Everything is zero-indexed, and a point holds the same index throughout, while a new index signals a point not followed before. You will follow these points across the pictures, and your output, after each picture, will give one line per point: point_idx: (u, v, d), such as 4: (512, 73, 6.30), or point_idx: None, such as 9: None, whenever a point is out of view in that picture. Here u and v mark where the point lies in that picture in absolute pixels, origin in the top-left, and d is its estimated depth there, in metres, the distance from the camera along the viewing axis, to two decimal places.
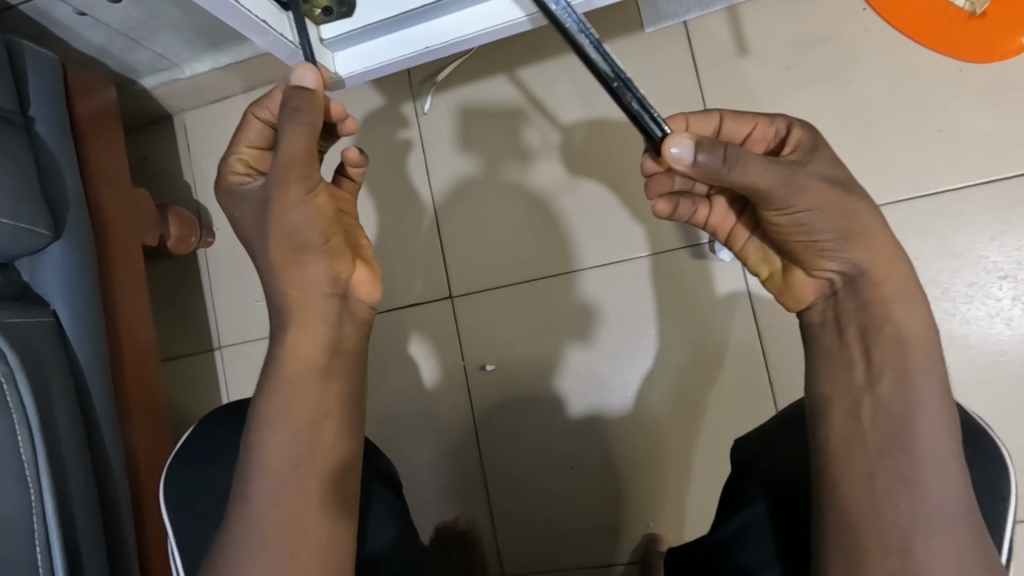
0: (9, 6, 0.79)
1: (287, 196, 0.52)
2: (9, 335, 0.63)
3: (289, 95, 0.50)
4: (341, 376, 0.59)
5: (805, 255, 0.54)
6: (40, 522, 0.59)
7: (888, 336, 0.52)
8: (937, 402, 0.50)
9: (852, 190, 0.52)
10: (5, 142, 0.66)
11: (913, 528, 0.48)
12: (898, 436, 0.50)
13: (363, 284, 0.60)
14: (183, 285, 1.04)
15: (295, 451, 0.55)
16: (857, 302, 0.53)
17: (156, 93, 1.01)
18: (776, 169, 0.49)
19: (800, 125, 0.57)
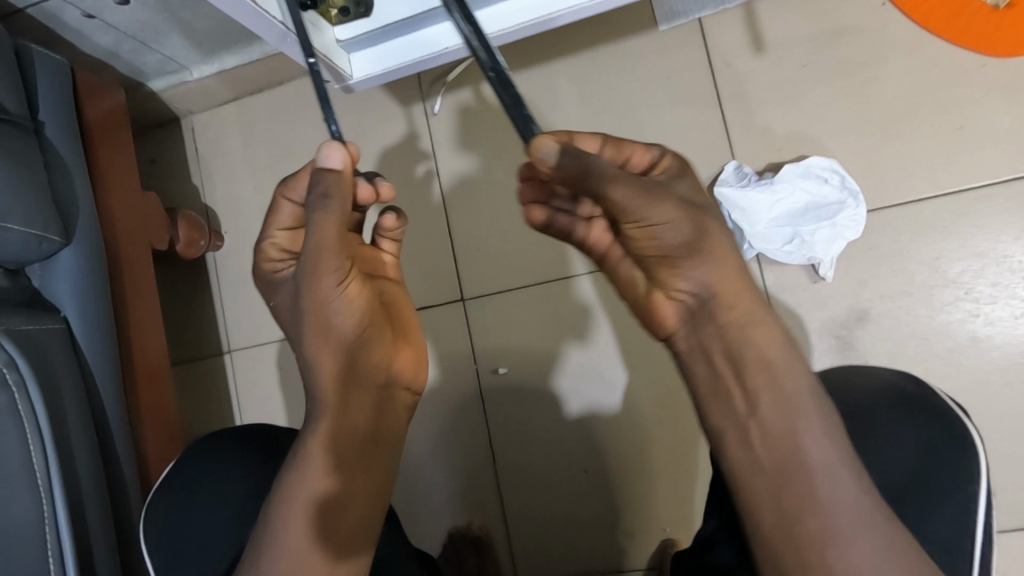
0: (17, 11, 0.78)
1: (320, 287, 0.53)
2: (21, 343, 0.62)
3: (315, 179, 0.50)
4: (376, 454, 0.60)
5: (662, 274, 0.52)
6: (52, 532, 0.58)
7: (761, 363, 0.52)
8: (815, 411, 0.52)
9: (709, 212, 0.51)
10: (16, 147, 0.65)
11: (833, 544, 0.49)
12: (788, 457, 0.51)
13: (405, 367, 0.61)
14: (193, 288, 1.03)
15: (319, 534, 0.57)
16: (718, 329, 0.53)
17: (164, 95, 1.01)
18: (630, 180, 0.46)
19: (672, 154, 0.53)
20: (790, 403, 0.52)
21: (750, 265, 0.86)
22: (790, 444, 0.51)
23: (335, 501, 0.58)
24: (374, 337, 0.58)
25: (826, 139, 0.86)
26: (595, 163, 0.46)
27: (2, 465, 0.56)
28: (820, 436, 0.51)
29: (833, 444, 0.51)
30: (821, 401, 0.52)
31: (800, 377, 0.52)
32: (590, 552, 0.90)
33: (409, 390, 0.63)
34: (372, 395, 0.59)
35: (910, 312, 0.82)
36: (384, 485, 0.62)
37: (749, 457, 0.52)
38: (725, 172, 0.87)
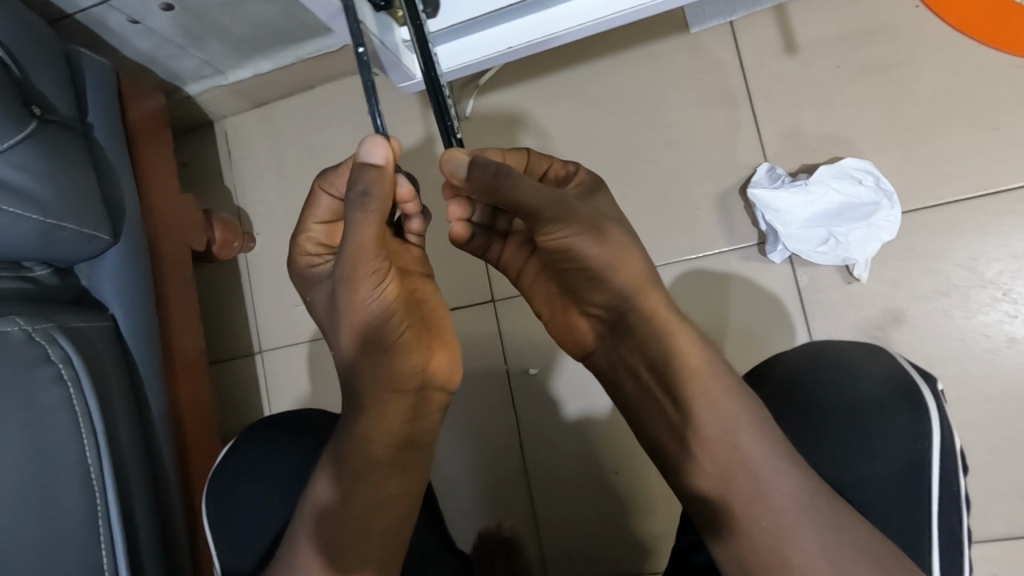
0: (65, 16, 0.80)
1: (358, 289, 0.53)
2: (75, 341, 0.63)
3: (356, 175, 0.48)
4: (407, 459, 0.61)
5: (582, 289, 0.57)
6: (104, 525, 0.58)
7: (686, 376, 0.57)
8: (743, 415, 0.57)
9: (620, 226, 0.56)
10: (70, 148, 0.66)
11: (782, 533, 0.54)
12: (728, 461, 0.56)
13: (442, 369, 0.60)
14: (226, 290, 1.05)
15: (351, 528, 0.59)
16: (636, 339, 0.58)
17: (199, 99, 1.02)
18: (547, 192, 0.50)
19: (586, 169, 0.60)
20: (724, 417, 0.57)
21: (783, 266, 0.86)
22: (728, 450, 0.56)
23: (338, 514, 0.59)
24: (413, 338, 0.57)
25: (860, 140, 0.86)
26: (513, 172, 0.47)
27: (57, 460, 0.57)
28: (758, 440, 0.56)
29: (772, 447, 0.56)
30: (750, 408, 0.57)
31: (729, 386, 0.58)
32: (616, 544, 0.90)
33: (445, 392, 0.61)
34: (404, 399, 0.58)
35: (946, 314, 0.82)
36: (417, 487, 0.63)
37: (698, 468, 0.58)
38: (757, 173, 0.87)
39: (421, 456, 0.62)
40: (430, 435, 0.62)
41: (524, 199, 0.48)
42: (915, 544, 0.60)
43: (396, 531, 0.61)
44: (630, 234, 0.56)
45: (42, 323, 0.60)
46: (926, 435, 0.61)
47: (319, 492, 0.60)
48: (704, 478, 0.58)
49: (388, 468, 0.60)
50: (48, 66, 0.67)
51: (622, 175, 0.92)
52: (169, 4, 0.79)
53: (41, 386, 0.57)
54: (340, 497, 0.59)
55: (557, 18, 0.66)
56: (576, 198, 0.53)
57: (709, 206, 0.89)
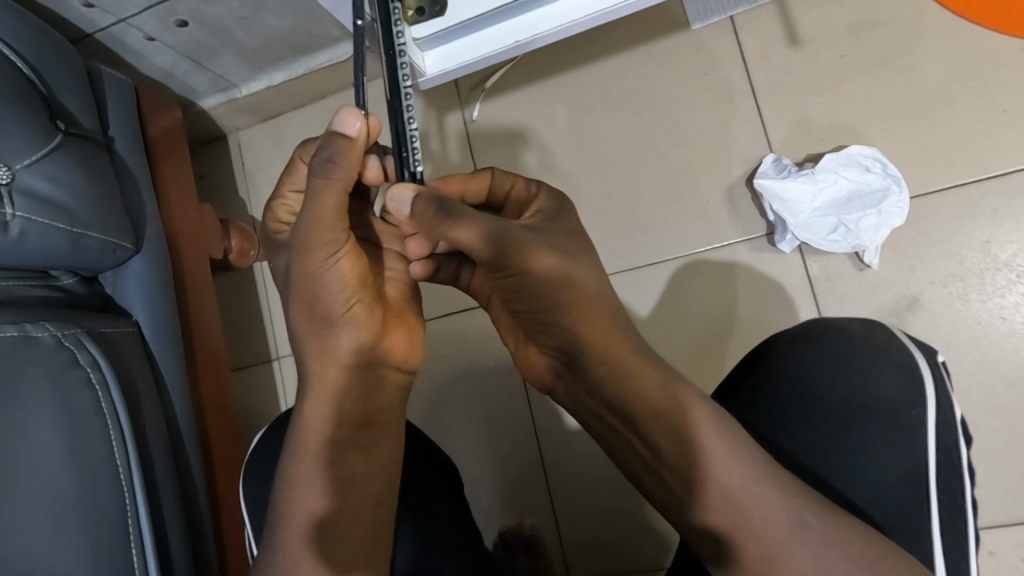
0: (84, 36, 0.82)
1: (313, 257, 0.50)
2: (104, 347, 0.65)
3: (325, 140, 0.47)
4: (369, 443, 0.58)
5: (531, 328, 0.55)
6: (135, 523, 0.60)
7: (641, 403, 0.54)
8: (713, 431, 0.53)
9: (577, 261, 0.53)
10: (94, 159, 0.68)
11: (774, 552, 0.51)
12: (700, 473, 0.52)
13: (399, 348, 0.57)
14: (242, 298, 1.07)
15: (316, 514, 0.55)
16: (592, 378, 0.55)
17: (213, 113, 1.04)
18: (490, 228, 0.49)
19: (547, 193, 0.58)
20: (694, 432, 0.53)
21: (794, 256, 0.86)
22: (704, 479, 0.52)
23: (333, 520, 0.55)
24: (365, 313, 0.54)
25: (867, 129, 0.86)
26: (455, 204, 0.49)
27: (87, 460, 0.58)
28: (732, 456, 0.52)
29: (759, 468, 0.52)
30: (721, 431, 0.53)
31: (706, 413, 0.54)
32: (632, 541, 0.90)
33: (402, 373, 0.58)
34: (357, 376, 0.55)
35: (961, 298, 0.81)
36: (384, 473, 0.59)
37: (673, 500, 0.54)
38: (764, 165, 0.87)
39: (385, 444, 0.59)
40: (393, 419, 0.59)
41: (467, 237, 0.49)
42: (916, 512, 0.59)
43: (369, 511, 0.57)
44: (586, 266, 0.54)
45: (71, 328, 0.62)
46: (917, 403, 0.61)
47: (310, 505, 0.55)
48: (675, 498, 0.54)
49: (350, 452, 0.57)
50: (73, 81, 0.70)
51: (630, 172, 0.93)
52: (185, 20, 0.81)
53: (72, 388, 0.59)
54: (337, 503, 0.56)
55: (535, 27, 0.67)
56: (524, 228, 0.52)
57: (717, 199, 0.90)
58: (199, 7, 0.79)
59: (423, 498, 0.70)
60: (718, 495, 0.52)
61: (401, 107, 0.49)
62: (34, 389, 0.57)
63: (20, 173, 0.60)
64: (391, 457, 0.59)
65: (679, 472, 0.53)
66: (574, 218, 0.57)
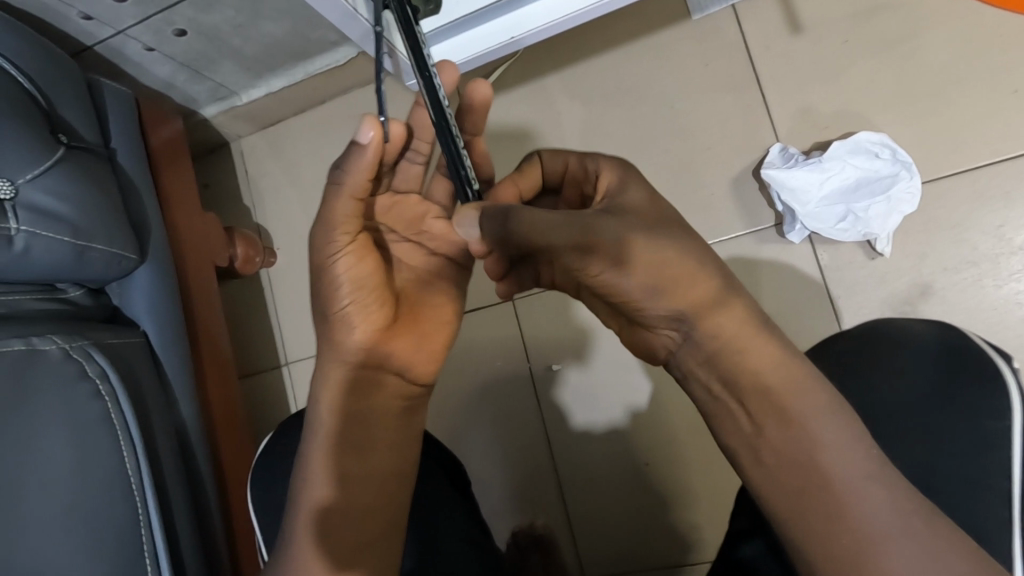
0: (84, 49, 0.83)
1: (323, 251, 0.53)
2: (112, 357, 0.65)
3: (348, 148, 0.49)
4: (364, 450, 0.56)
5: (636, 317, 0.47)
6: (147, 534, 0.60)
7: (748, 383, 0.45)
8: (818, 415, 0.44)
9: (665, 234, 0.45)
10: (97, 171, 0.68)
11: (868, 549, 0.42)
12: (803, 458, 0.44)
13: (403, 353, 0.56)
14: (249, 304, 1.07)
15: (312, 509, 0.54)
16: (705, 361, 0.47)
17: (215, 121, 1.05)
18: (562, 218, 0.44)
19: (608, 164, 0.51)
20: (799, 413, 0.45)
21: (803, 246, 0.85)
22: (807, 463, 0.44)
23: (334, 515, 0.54)
24: (365, 314, 0.54)
25: (874, 114, 0.85)
26: (522, 212, 0.45)
27: (100, 471, 0.58)
28: (839, 437, 0.44)
29: (864, 458, 0.44)
30: (834, 418, 0.44)
31: (819, 399, 0.45)
32: (654, 539, 0.89)
33: (405, 383, 0.58)
34: (353, 376, 0.56)
35: (976, 284, 0.79)
36: (382, 480, 0.56)
37: (768, 476, 0.46)
38: (770, 155, 0.86)
39: (385, 453, 0.57)
40: (392, 429, 0.58)
41: (538, 239, 0.44)
42: None
43: (363, 517, 0.55)
44: (681, 246, 0.45)
45: (78, 341, 0.62)
46: (1001, 413, 0.52)
47: (311, 493, 0.54)
48: (778, 486, 0.45)
49: (345, 456, 0.55)
50: (73, 94, 0.70)
51: (634, 166, 0.92)
52: (183, 29, 0.82)
53: (80, 400, 0.59)
54: (347, 497, 0.54)
55: (533, 21, 0.66)
56: (601, 213, 0.45)
57: (723, 190, 0.88)
58: (197, 16, 0.79)
59: (438, 497, 0.69)
60: (812, 477, 0.44)
61: (449, 127, 0.49)
62: (44, 402, 0.57)
63: (23, 188, 0.60)
64: (390, 469, 0.57)
65: (775, 446, 0.45)
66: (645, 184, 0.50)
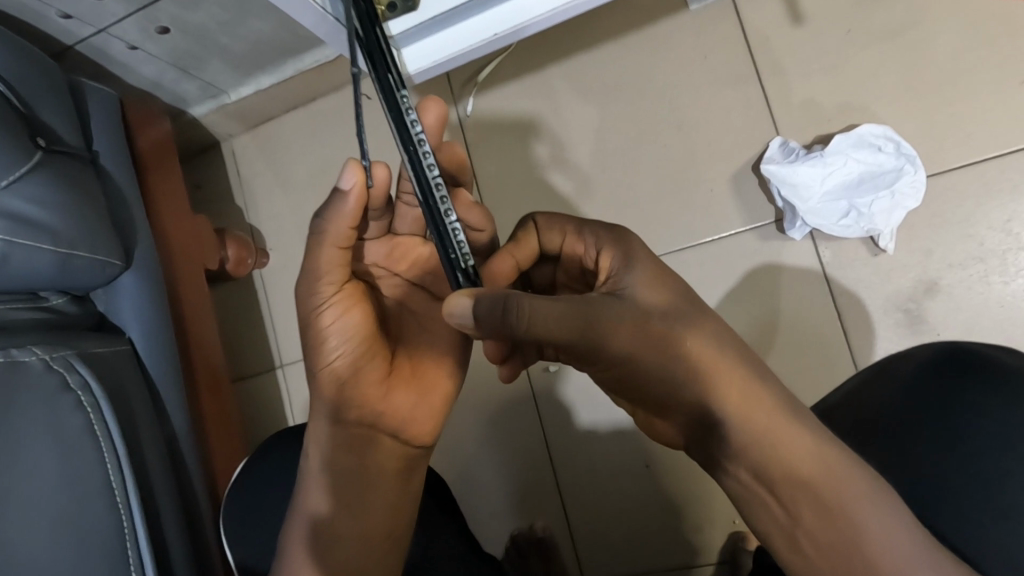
0: (66, 49, 0.81)
1: (311, 305, 0.51)
2: (96, 366, 0.64)
3: (331, 197, 0.48)
4: (360, 508, 0.54)
5: (648, 403, 0.48)
6: (134, 547, 0.59)
7: (778, 469, 0.42)
8: (856, 485, 0.41)
9: (674, 321, 0.46)
10: (78, 176, 0.67)
11: None
12: (849, 549, 0.40)
13: (401, 410, 0.55)
14: (243, 306, 1.05)
15: (303, 544, 0.54)
16: (724, 446, 0.44)
17: (204, 121, 1.03)
18: (568, 308, 0.45)
19: (608, 241, 0.51)
20: (844, 504, 0.41)
21: (804, 243, 0.83)
22: (848, 538, 0.40)
23: (324, 555, 0.53)
24: (358, 368, 0.52)
25: (877, 106, 0.82)
26: (524, 305, 0.44)
27: (84, 484, 0.57)
28: (883, 521, 0.40)
29: (920, 553, 0.39)
30: (877, 503, 0.41)
31: (863, 487, 0.41)
32: (657, 542, 0.87)
33: (404, 442, 0.56)
34: (347, 430, 0.54)
35: (983, 280, 0.78)
36: (372, 527, 0.55)
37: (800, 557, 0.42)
38: (770, 149, 0.83)
39: (378, 503, 0.55)
40: (390, 488, 0.55)
41: (544, 332, 0.44)
42: None
43: (353, 561, 0.54)
44: (693, 330, 0.46)
45: (61, 350, 0.61)
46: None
47: (313, 509, 0.54)
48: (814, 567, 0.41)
49: (335, 500, 0.54)
50: (53, 96, 0.68)
51: (632, 162, 0.90)
52: (166, 27, 0.79)
53: (63, 412, 0.58)
54: (333, 534, 0.54)
55: (517, 16, 0.64)
56: (607, 300, 0.46)
57: (722, 186, 0.86)
58: (180, 13, 0.77)
59: (427, 510, 0.68)
60: (847, 551, 0.40)
61: (438, 207, 0.46)
62: (25, 416, 0.56)
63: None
64: (387, 526, 0.55)
65: (815, 534, 0.41)
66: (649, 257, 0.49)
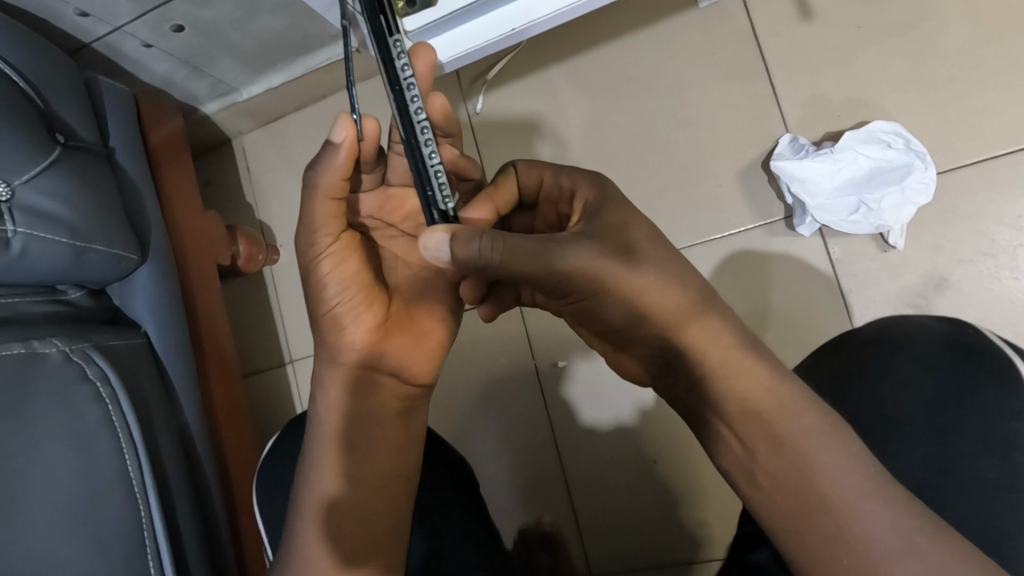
0: (82, 46, 0.82)
1: (308, 255, 0.53)
2: (112, 360, 0.65)
3: (323, 149, 0.49)
4: (368, 454, 0.54)
5: (616, 339, 0.50)
6: (150, 536, 0.60)
7: (739, 406, 0.45)
8: (816, 438, 0.43)
9: (642, 261, 0.47)
10: (93, 171, 0.67)
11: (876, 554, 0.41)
12: (807, 488, 0.43)
13: (397, 353, 0.55)
14: (253, 302, 1.06)
15: (318, 502, 0.53)
16: (688, 377, 0.47)
17: (216, 118, 1.04)
18: (542, 247, 0.45)
19: (583, 184, 0.52)
20: (806, 453, 0.43)
21: (813, 239, 0.83)
22: (810, 485, 0.43)
23: (337, 510, 0.53)
24: (356, 314, 0.53)
25: (887, 103, 0.82)
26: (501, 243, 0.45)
27: (101, 474, 0.58)
28: (833, 454, 0.43)
29: (865, 474, 0.42)
30: (826, 436, 0.43)
31: (814, 420, 0.44)
32: (659, 538, 0.88)
33: (404, 383, 0.56)
34: (351, 377, 0.54)
35: (993, 276, 0.77)
36: (382, 476, 0.55)
37: (766, 497, 0.45)
38: (780, 146, 0.84)
39: (384, 451, 0.55)
40: (392, 433, 0.56)
41: (515, 270, 0.45)
42: None
43: (366, 511, 0.53)
44: (663, 271, 0.47)
45: (79, 343, 0.62)
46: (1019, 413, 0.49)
47: (324, 469, 0.54)
48: (779, 510, 0.44)
49: (344, 454, 0.54)
50: (70, 92, 0.69)
51: (641, 158, 0.90)
52: (180, 25, 0.80)
53: (81, 404, 0.59)
54: (341, 493, 0.53)
55: (529, 13, 0.65)
56: (577, 239, 0.46)
57: (731, 182, 0.87)
58: (193, 11, 0.78)
59: (446, 501, 0.67)
60: (812, 503, 0.43)
61: (420, 144, 0.46)
62: (44, 408, 0.57)
63: (19, 189, 0.59)
64: (392, 473, 0.55)
65: (771, 471, 0.44)
66: (621, 200, 0.50)
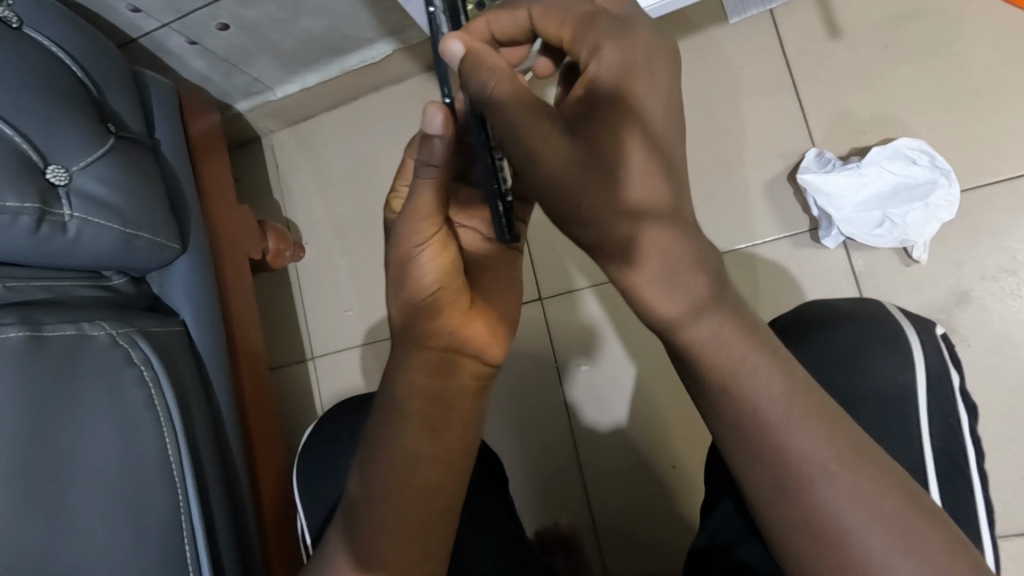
0: (129, 41, 0.84)
1: (405, 245, 0.50)
2: (154, 345, 0.66)
3: (420, 142, 0.46)
4: (443, 435, 0.55)
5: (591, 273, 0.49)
6: (188, 522, 0.60)
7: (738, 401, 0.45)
8: (806, 434, 0.43)
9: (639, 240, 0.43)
10: (141, 161, 0.69)
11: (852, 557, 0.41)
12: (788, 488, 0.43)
13: (477, 336, 0.56)
14: (278, 297, 1.08)
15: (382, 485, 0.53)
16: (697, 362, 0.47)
17: (248, 116, 1.06)
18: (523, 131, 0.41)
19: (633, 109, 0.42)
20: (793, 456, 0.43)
21: (837, 251, 0.84)
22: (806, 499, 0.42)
23: (400, 493, 0.53)
24: (448, 301, 0.53)
25: (913, 121, 0.84)
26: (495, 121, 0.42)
27: (142, 459, 0.59)
28: (811, 449, 0.43)
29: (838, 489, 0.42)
30: (814, 430, 0.43)
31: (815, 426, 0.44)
32: (669, 541, 0.88)
33: (480, 363, 0.57)
34: (435, 360, 0.54)
35: (1013, 293, 0.79)
36: (451, 459, 0.56)
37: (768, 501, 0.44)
38: (806, 159, 0.86)
39: (456, 432, 0.56)
40: (465, 410, 0.57)
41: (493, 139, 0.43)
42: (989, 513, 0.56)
43: (433, 496, 0.54)
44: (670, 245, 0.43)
45: (125, 327, 0.63)
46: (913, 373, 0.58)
47: (389, 455, 0.54)
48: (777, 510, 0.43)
49: (423, 436, 0.54)
50: (120, 83, 0.71)
51: None
52: (226, 23, 0.82)
53: (125, 387, 0.60)
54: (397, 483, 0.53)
55: None
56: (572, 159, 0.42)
57: (756, 194, 0.88)
58: (239, 10, 0.80)
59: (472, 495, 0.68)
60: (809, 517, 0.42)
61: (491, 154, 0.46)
62: (89, 390, 0.58)
63: (76, 175, 0.61)
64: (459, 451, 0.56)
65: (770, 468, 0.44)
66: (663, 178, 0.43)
